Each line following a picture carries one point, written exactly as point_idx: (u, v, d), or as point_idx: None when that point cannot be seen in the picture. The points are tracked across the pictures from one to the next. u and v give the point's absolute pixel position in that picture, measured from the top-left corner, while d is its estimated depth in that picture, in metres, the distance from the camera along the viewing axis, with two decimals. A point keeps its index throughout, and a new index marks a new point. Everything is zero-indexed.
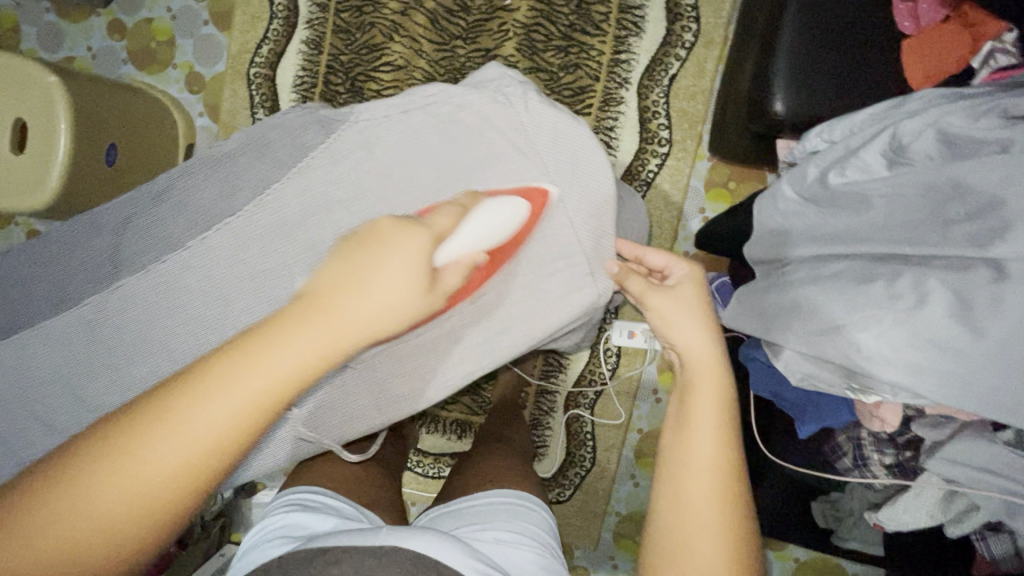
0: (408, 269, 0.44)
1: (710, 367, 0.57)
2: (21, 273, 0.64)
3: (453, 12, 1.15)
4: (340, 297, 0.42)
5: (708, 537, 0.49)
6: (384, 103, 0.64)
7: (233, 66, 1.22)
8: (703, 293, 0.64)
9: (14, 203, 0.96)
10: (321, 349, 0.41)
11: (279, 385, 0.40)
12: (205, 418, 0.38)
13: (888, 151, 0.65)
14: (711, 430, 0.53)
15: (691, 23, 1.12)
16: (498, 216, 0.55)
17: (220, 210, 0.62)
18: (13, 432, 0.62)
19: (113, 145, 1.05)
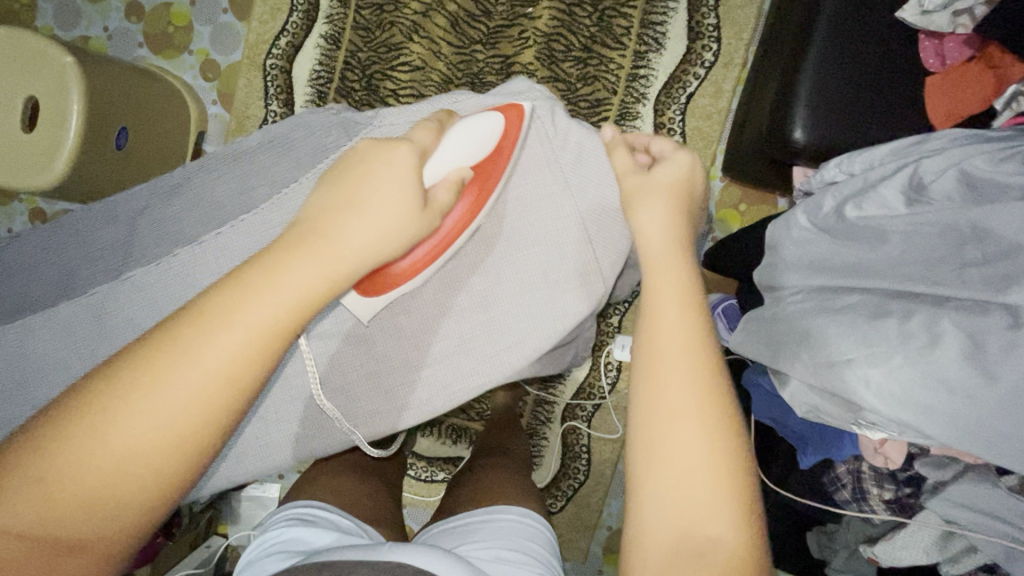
0: (399, 183, 0.48)
1: (667, 254, 0.54)
2: (29, 258, 0.63)
3: (474, 16, 1.15)
4: (339, 217, 0.47)
5: (675, 410, 0.46)
6: (406, 108, 0.63)
7: (249, 56, 1.22)
8: (678, 173, 0.59)
9: (20, 181, 0.95)
10: (329, 265, 0.46)
11: (295, 297, 0.44)
12: (226, 340, 0.42)
13: (907, 189, 0.65)
14: (677, 313, 0.49)
15: (712, 42, 1.11)
16: (475, 132, 0.55)
17: (235, 204, 0.61)
18: (13, 420, 0.61)
19: (123, 129, 1.04)
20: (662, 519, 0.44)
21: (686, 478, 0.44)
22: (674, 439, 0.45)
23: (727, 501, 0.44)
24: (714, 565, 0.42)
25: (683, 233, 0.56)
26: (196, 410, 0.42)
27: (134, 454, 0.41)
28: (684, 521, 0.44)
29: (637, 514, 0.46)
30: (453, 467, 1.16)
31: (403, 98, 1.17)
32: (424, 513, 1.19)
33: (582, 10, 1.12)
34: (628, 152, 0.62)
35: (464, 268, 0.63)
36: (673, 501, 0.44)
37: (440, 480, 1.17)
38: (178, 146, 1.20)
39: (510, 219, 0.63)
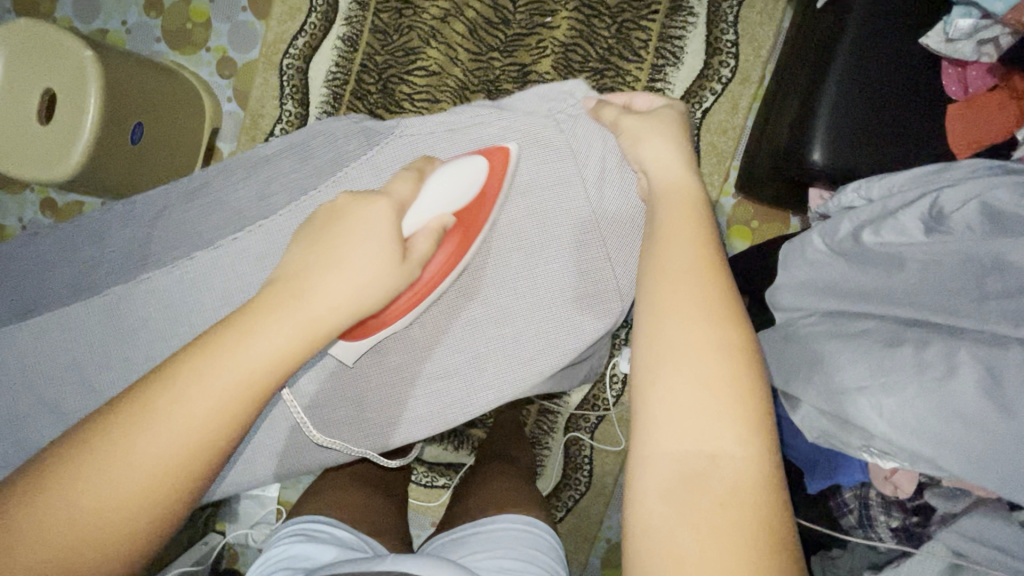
0: (379, 241, 0.49)
1: (679, 187, 0.50)
2: (47, 254, 0.63)
3: (492, 24, 1.15)
4: (320, 274, 0.47)
5: (679, 323, 0.40)
6: (430, 119, 0.63)
7: (266, 55, 1.22)
8: (676, 116, 0.56)
9: (34, 174, 0.95)
10: (312, 318, 0.45)
11: (268, 355, 0.43)
12: (199, 402, 0.41)
13: (927, 218, 0.65)
14: (685, 234, 0.45)
15: (729, 58, 1.11)
16: (451, 181, 0.55)
17: (254, 209, 0.61)
18: (22, 417, 0.61)
19: (138, 124, 1.04)
20: (665, 449, 0.37)
21: (691, 397, 0.37)
22: (678, 355, 0.38)
23: (732, 417, 0.36)
24: (720, 494, 0.35)
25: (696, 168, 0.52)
26: (173, 464, 0.40)
27: (107, 517, 0.38)
28: (688, 446, 0.36)
29: (634, 446, 0.38)
30: (454, 474, 1.15)
31: (418, 103, 1.17)
32: (424, 519, 1.18)
33: (600, 22, 1.12)
34: (616, 108, 0.60)
35: (481, 281, 0.63)
36: (677, 425, 0.37)
37: (441, 486, 1.17)
38: (193, 143, 1.20)
39: (527, 234, 0.63)
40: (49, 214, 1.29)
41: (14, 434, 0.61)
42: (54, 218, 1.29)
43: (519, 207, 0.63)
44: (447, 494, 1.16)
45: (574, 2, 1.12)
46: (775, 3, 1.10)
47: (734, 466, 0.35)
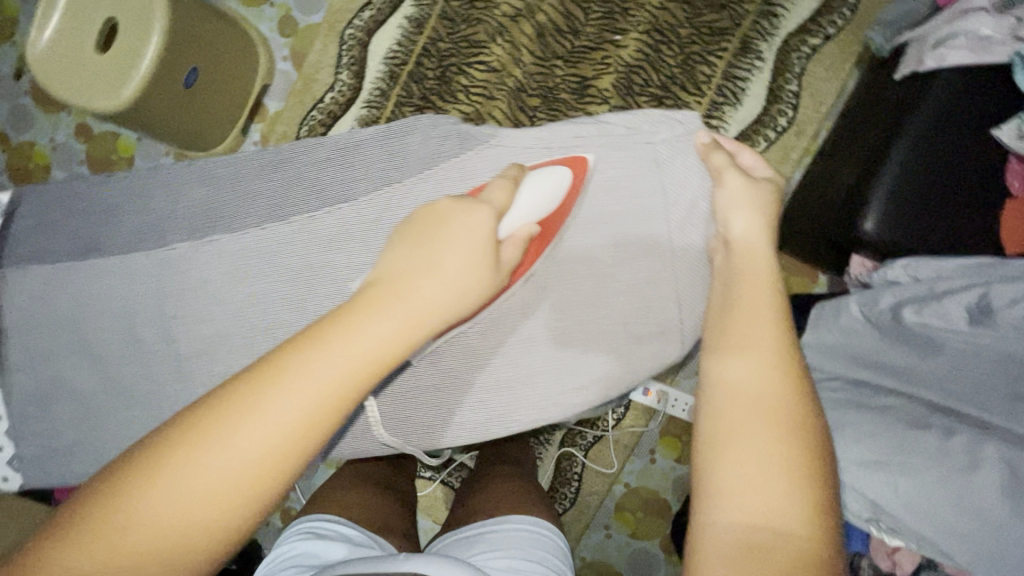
0: (479, 243, 0.47)
1: (758, 258, 0.50)
2: (110, 196, 0.64)
3: (561, 32, 1.15)
4: (420, 277, 0.45)
5: (747, 394, 0.41)
6: (528, 137, 0.60)
7: (331, 21, 1.22)
8: (774, 194, 0.55)
9: (82, 100, 0.94)
10: (408, 325, 0.44)
11: (368, 355, 0.42)
12: (296, 395, 0.39)
13: (974, 309, 0.65)
14: (759, 309, 0.45)
15: (788, 109, 1.11)
16: (542, 193, 0.54)
17: (332, 193, 0.60)
18: (60, 355, 0.61)
19: (194, 70, 1.03)
20: (727, 516, 0.37)
21: (756, 463, 0.38)
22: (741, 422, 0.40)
23: (800, 493, 0.36)
24: (784, 562, 0.34)
25: (776, 238, 0.52)
26: (255, 470, 0.38)
27: (184, 516, 0.36)
28: (753, 514, 0.36)
29: (698, 508, 0.39)
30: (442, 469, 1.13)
31: (473, 96, 1.17)
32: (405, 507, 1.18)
33: (668, 49, 1.12)
34: (726, 152, 0.56)
35: (548, 300, 0.60)
36: (742, 492, 0.37)
37: (426, 479, 1.15)
38: (242, 96, 1.19)
39: (601, 263, 0.60)
40: (81, 139, 1.28)
41: (45, 365, 0.61)
42: (85, 144, 1.28)
43: (600, 234, 0.60)
44: (432, 486, 1.15)
45: (645, 25, 1.13)
46: (842, 62, 1.11)
47: (798, 539, 0.35)
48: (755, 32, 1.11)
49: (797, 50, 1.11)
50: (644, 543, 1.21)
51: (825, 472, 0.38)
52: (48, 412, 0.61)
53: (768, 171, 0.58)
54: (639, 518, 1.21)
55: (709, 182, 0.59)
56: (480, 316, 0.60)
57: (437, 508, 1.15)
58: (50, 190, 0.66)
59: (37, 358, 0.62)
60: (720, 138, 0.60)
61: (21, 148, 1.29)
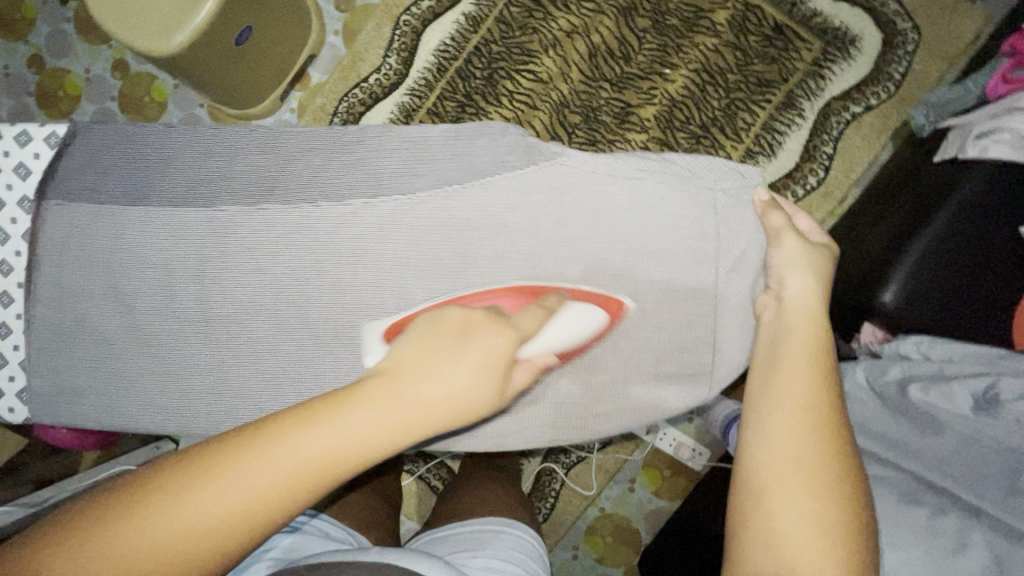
0: (495, 358, 0.44)
1: (808, 322, 0.54)
2: (164, 147, 0.64)
3: (613, 56, 1.16)
4: (421, 382, 0.42)
5: (785, 447, 0.45)
6: (593, 157, 0.59)
7: (388, 6, 1.22)
8: (829, 260, 0.60)
9: (126, 36, 0.92)
10: (395, 432, 0.41)
11: (350, 446, 0.40)
12: (260, 477, 0.38)
13: (980, 398, 0.68)
14: (805, 371, 0.49)
15: (821, 169, 1.13)
16: (571, 323, 0.53)
17: (390, 182, 0.60)
18: (92, 296, 0.62)
19: (247, 28, 1.02)
20: (764, 563, 0.40)
21: (797, 513, 0.42)
22: (783, 474, 0.44)
23: (832, 548, 0.40)
24: None
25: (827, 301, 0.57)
26: (197, 543, 0.36)
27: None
28: (785, 563, 0.40)
29: (732, 551, 0.42)
30: (423, 463, 1.13)
31: (516, 103, 1.18)
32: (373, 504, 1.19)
33: (714, 92, 1.14)
34: (784, 215, 0.60)
35: None
36: (781, 539, 0.41)
37: (405, 471, 1.14)
38: (288, 62, 1.18)
39: (644, 299, 0.60)
40: (116, 75, 1.27)
41: (74, 302, 0.62)
42: (119, 80, 1.27)
43: (649, 270, 0.60)
44: (410, 480, 1.13)
45: (695, 64, 1.15)
46: (880, 133, 1.13)
47: None
48: (802, 90, 1.13)
49: (838, 115, 1.13)
50: (609, 570, 1.21)
51: (859, 533, 0.41)
52: (73, 347, 0.62)
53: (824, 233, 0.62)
54: (608, 545, 1.20)
55: (765, 241, 0.61)
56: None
57: (409, 502, 1.13)
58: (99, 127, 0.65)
59: (65, 291, 0.62)
60: (780, 199, 0.62)
61: (54, 73, 1.28)
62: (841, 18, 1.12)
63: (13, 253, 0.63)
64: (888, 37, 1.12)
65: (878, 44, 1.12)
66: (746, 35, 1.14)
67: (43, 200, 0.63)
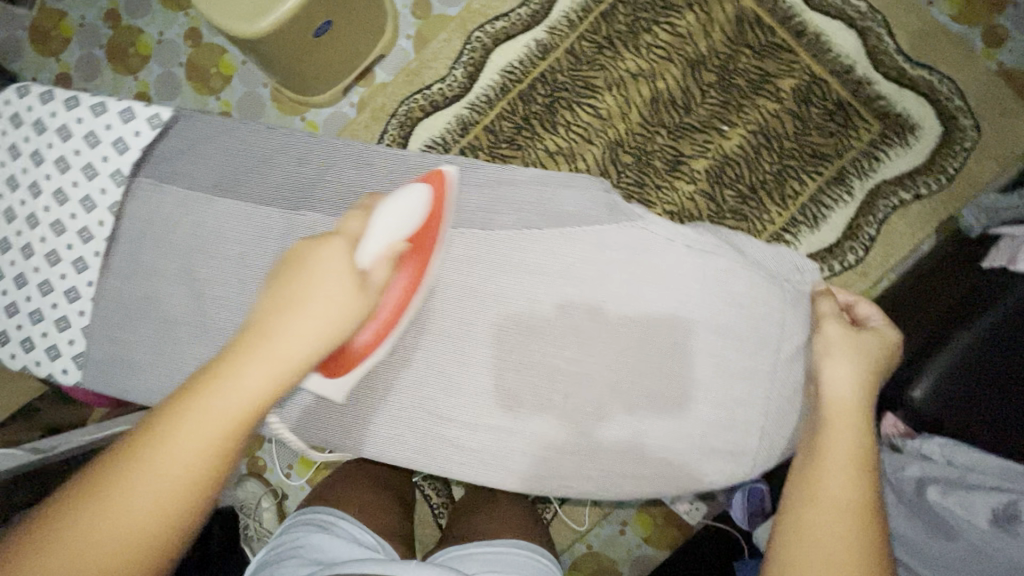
0: (341, 276, 0.53)
1: (850, 416, 0.57)
2: (262, 150, 0.70)
3: (675, 105, 1.18)
4: (283, 319, 0.51)
5: (822, 549, 0.50)
6: (672, 225, 0.64)
7: (462, 20, 1.24)
8: (879, 346, 0.62)
9: (213, 15, 0.94)
10: (277, 365, 0.50)
11: (250, 396, 0.48)
12: (177, 454, 0.45)
13: (999, 511, 0.67)
14: (844, 469, 0.54)
15: (860, 249, 1.14)
16: (401, 209, 0.58)
17: (470, 218, 0.68)
18: (167, 277, 0.68)
19: (327, 23, 1.04)
20: None
21: None
22: (810, 566, 0.49)
23: None
24: None
25: (872, 394, 0.59)
26: (147, 522, 0.43)
27: None
28: None
29: None
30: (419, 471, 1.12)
31: (572, 134, 1.19)
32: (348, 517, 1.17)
33: (767, 155, 1.15)
34: (833, 303, 0.64)
35: (634, 383, 0.64)
36: None
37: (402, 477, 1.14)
38: (357, 60, 1.21)
39: (692, 371, 0.64)
40: (188, 42, 1.30)
41: (168, 280, 0.68)
42: (190, 48, 1.30)
43: (702, 342, 0.64)
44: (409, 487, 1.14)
45: (754, 126, 1.16)
46: (925, 223, 1.14)
47: None
48: (853, 168, 1.14)
49: (886, 198, 1.14)
50: None
51: None
52: (149, 319, 0.68)
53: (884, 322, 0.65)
54: None
55: (811, 327, 0.65)
56: (564, 376, 0.65)
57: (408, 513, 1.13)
58: (210, 123, 0.71)
59: (155, 267, 0.68)
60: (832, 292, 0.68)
61: (128, 31, 1.31)
62: (902, 105, 1.13)
63: (95, 223, 0.69)
64: (946, 132, 1.13)
65: (936, 136, 1.13)
66: (808, 107, 1.15)
67: (137, 177, 0.69)
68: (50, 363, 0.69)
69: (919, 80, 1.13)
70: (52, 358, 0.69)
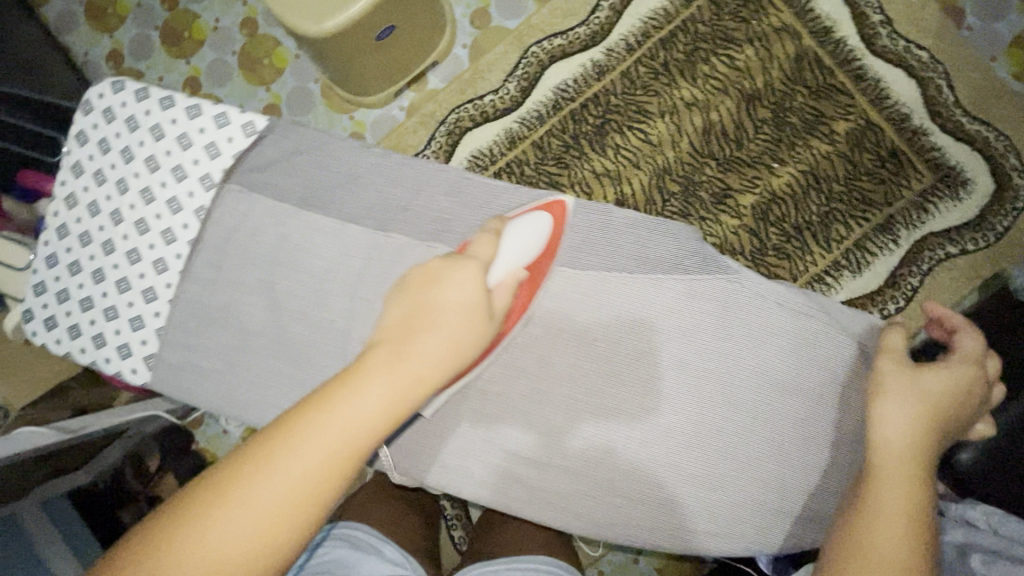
0: (472, 295, 0.53)
1: (905, 468, 0.59)
2: (353, 168, 0.73)
3: (727, 138, 1.17)
4: (414, 337, 0.52)
5: None
6: (767, 284, 0.71)
7: (521, 34, 1.24)
8: (948, 397, 0.63)
9: (280, 10, 0.95)
10: (405, 384, 0.50)
11: (378, 412, 0.48)
12: (307, 456, 0.46)
13: None
14: (900, 525, 0.55)
15: (901, 299, 1.13)
16: (525, 238, 0.63)
17: (568, 256, 0.71)
18: (254, 284, 0.71)
19: (390, 27, 1.04)
20: None
21: None
22: None
23: None
24: None
25: (929, 444, 0.60)
26: (272, 520, 0.44)
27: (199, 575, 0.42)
28: None
29: None
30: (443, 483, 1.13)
31: (620, 157, 1.19)
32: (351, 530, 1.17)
33: (816, 196, 1.15)
34: (894, 345, 0.68)
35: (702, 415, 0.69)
36: None
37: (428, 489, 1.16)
38: (412, 65, 1.21)
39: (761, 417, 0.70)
40: (244, 32, 1.30)
41: (253, 285, 0.71)
42: (245, 37, 1.30)
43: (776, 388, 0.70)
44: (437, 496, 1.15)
45: (804, 165, 1.15)
46: (968, 279, 1.13)
47: None
48: (902, 217, 1.13)
49: (932, 251, 1.13)
50: None
51: None
52: (232, 319, 0.71)
53: (960, 356, 0.67)
54: None
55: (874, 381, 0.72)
56: (631, 410, 0.70)
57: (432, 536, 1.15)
58: (305, 138, 0.74)
59: (248, 270, 0.71)
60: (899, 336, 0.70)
61: (185, 16, 1.31)
62: (956, 158, 1.13)
63: (180, 224, 0.73)
64: (999, 189, 1.12)
65: (988, 193, 1.12)
66: (861, 151, 1.15)
67: (227, 183, 0.72)
68: (119, 360, 0.73)
69: (976, 135, 1.13)
70: (123, 356, 0.73)
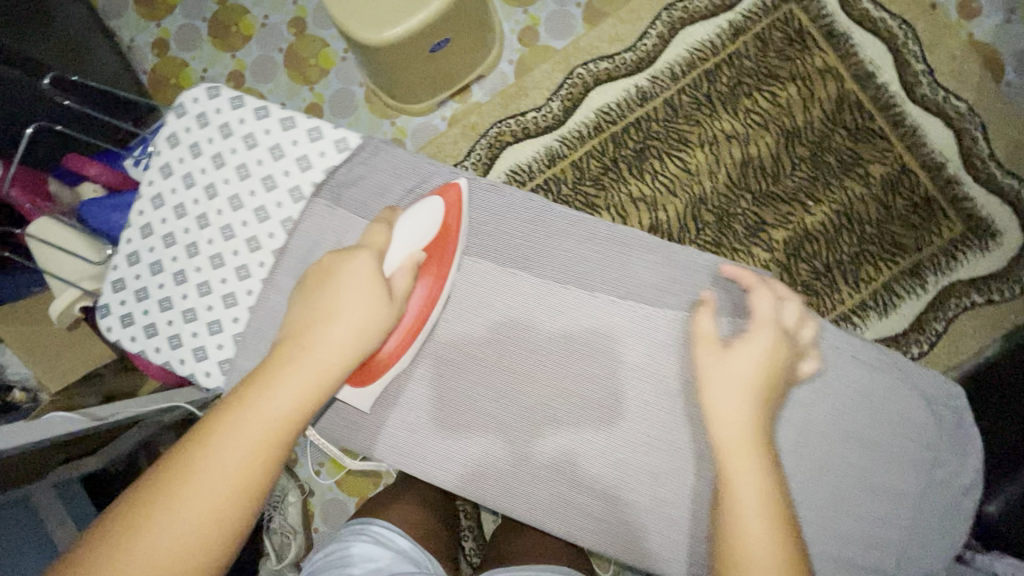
0: (364, 280, 0.58)
1: (740, 451, 0.56)
2: (423, 183, 0.74)
3: (764, 172, 1.19)
4: (320, 326, 0.57)
5: None
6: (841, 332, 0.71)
7: (567, 54, 1.25)
8: (764, 357, 0.61)
9: (337, 15, 0.96)
10: (318, 371, 0.55)
11: (295, 397, 0.53)
12: (238, 447, 0.49)
13: None
14: (755, 516, 0.52)
15: (925, 343, 1.15)
16: (416, 223, 0.65)
17: (646, 293, 0.72)
18: None
19: (445, 40, 1.05)
20: None
21: None
22: None
23: None
24: None
25: (755, 415, 0.58)
26: (216, 508, 0.47)
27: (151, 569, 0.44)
28: None
29: None
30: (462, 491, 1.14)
31: (657, 183, 1.20)
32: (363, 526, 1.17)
33: (847, 236, 1.17)
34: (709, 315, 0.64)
35: None
36: None
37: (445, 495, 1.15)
38: (457, 76, 1.22)
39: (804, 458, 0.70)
40: (290, 30, 1.31)
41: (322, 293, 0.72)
42: (292, 35, 1.31)
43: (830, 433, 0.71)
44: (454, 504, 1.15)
45: (838, 205, 1.17)
46: (992, 328, 1.15)
47: None
48: (931, 263, 1.15)
49: (958, 298, 1.15)
50: None
51: None
52: None
53: (756, 321, 0.63)
54: None
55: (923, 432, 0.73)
56: (677, 439, 0.71)
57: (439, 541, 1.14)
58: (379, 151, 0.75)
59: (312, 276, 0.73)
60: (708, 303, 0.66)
61: (233, 10, 1.32)
62: (987, 209, 1.15)
63: (265, 234, 0.76)
64: None
65: (1016, 246, 1.14)
66: (894, 195, 1.17)
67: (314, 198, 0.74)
68: (195, 363, 0.75)
69: (1008, 188, 1.15)
70: (198, 359, 0.76)
